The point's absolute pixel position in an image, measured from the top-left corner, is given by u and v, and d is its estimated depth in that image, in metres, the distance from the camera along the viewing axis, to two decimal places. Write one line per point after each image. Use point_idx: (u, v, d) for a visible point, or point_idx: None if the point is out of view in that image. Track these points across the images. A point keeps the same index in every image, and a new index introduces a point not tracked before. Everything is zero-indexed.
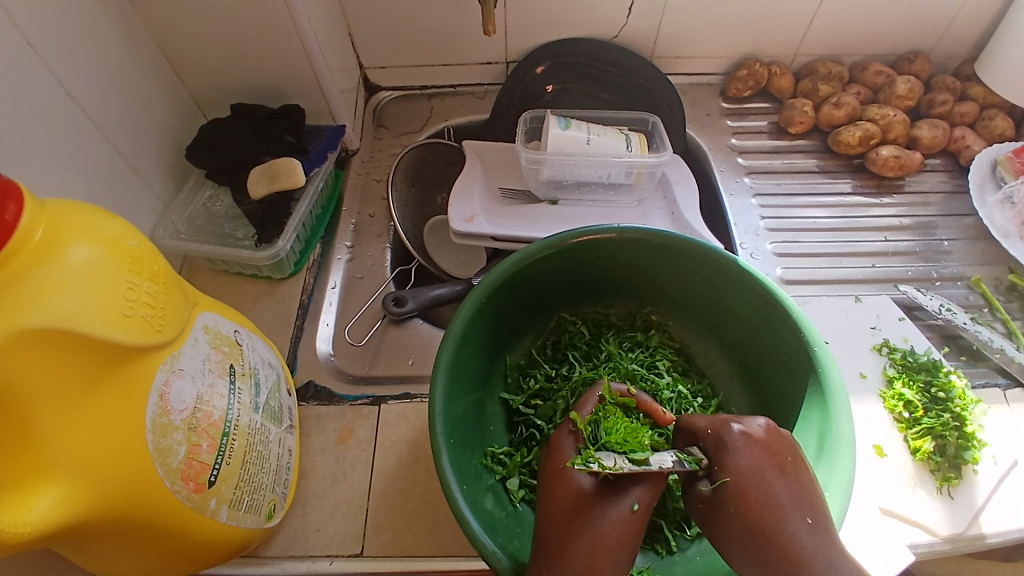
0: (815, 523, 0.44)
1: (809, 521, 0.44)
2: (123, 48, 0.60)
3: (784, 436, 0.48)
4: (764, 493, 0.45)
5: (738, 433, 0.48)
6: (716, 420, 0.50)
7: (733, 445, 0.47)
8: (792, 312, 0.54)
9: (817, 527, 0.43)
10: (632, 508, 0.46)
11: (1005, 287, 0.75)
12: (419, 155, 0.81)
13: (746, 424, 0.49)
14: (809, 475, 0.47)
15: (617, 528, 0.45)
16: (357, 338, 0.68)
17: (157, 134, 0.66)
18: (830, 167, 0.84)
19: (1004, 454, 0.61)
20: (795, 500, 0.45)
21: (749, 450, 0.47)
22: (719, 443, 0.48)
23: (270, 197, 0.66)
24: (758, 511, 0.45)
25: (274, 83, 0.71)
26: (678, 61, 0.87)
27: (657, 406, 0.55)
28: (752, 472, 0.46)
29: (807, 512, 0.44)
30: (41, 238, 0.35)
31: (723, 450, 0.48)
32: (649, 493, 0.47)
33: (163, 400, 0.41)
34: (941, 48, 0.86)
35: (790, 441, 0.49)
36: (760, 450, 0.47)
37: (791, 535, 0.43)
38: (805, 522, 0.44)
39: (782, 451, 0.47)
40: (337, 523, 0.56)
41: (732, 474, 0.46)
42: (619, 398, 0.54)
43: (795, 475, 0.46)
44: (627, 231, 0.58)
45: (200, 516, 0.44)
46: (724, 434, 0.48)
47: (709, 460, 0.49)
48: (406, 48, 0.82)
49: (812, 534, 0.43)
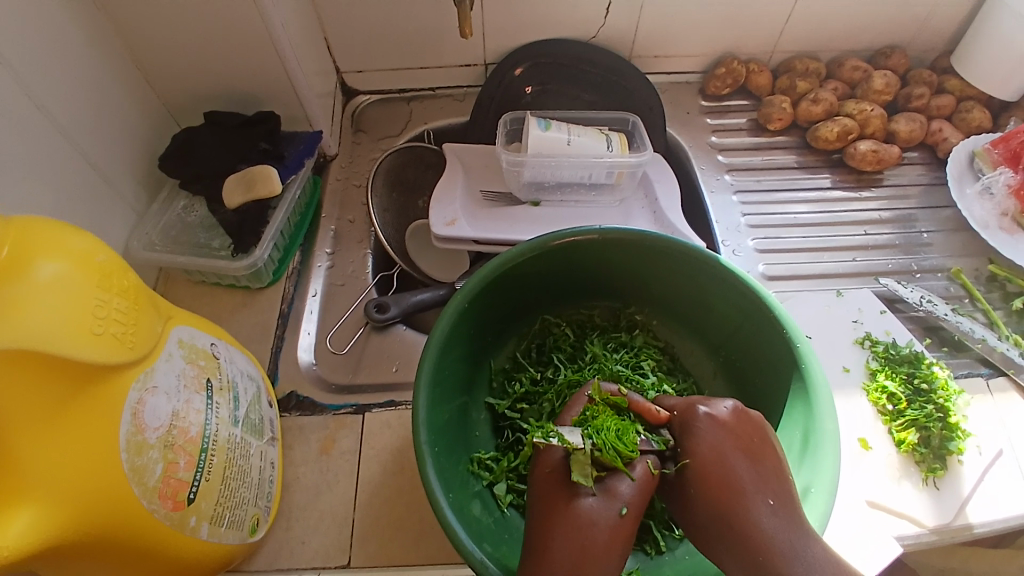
0: (777, 505, 0.46)
1: (770, 503, 0.46)
2: (91, 56, 0.59)
3: (753, 418, 0.50)
4: (723, 475, 0.47)
5: (704, 416, 0.50)
6: (685, 404, 0.52)
7: (698, 428, 0.50)
8: (774, 310, 0.54)
9: (778, 508, 0.45)
10: (622, 512, 0.46)
11: (985, 277, 0.76)
12: (399, 159, 0.80)
13: (712, 407, 0.51)
14: (776, 458, 0.48)
15: (606, 533, 0.45)
16: (339, 346, 0.67)
17: (128, 143, 0.65)
18: (810, 163, 0.84)
19: (988, 444, 0.61)
20: (759, 484, 0.46)
21: (714, 433, 0.49)
22: (686, 425, 0.50)
23: (246, 206, 0.65)
24: (717, 492, 0.47)
25: (249, 90, 0.69)
26: (657, 59, 0.87)
27: (649, 406, 0.52)
28: (716, 454, 0.48)
29: (769, 494, 0.46)
30: (7, 256, 0.34)
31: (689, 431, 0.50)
32: (637, 495, 0.47)
33: (137, 418, 0.40)
34: (917, 41, 0.87)
35: (759, 425, 0.50)
36: (726, 433, 0.49)
37: (755, 518, 0.45)
38: (767, 504, 0.46)
39: (749, 435, 0.49)
40: (323, 535, 0.55)
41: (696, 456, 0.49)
42: (609, 398, 0.52)
43: (760, 458, 0.48)
44: (608, 232, 0.58)
45: (180, 535, 0.43)
46: (692, 415, 0.51)
47: (676, 441, 0.51)
48: (383, 51, 0.81)
49: (774, 516, 0.45)
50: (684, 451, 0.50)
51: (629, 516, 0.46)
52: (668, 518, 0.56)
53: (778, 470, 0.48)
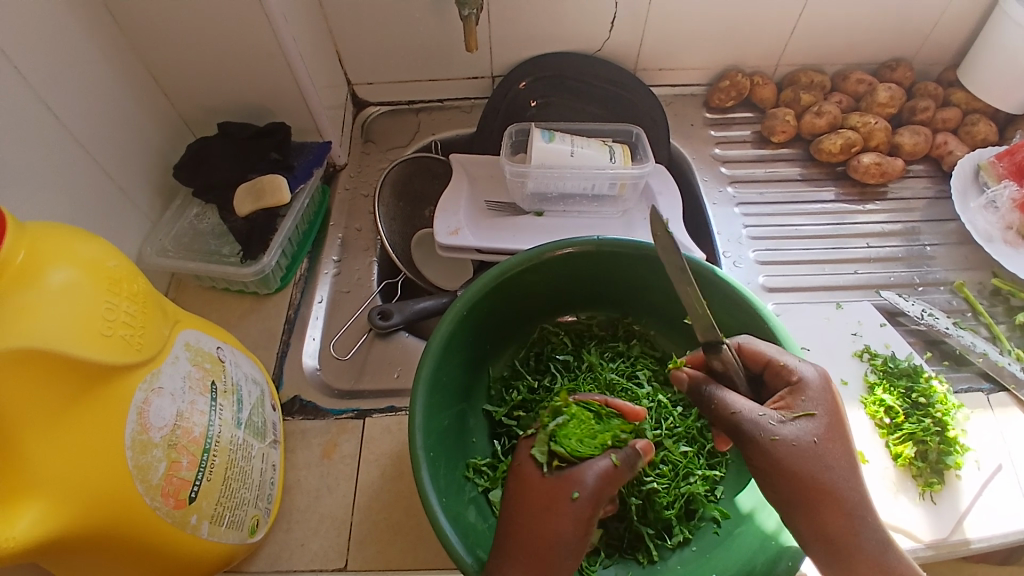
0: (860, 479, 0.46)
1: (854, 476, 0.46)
2: (109, 70, 0.62)
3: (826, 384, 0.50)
4: (838, 436, 0.46)
5: (812, 369, 0.49)
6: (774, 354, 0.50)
7: (816, 393, 0.47)
8: (767, 321, 0.55)
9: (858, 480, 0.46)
10: (575, 496, 0.46)
11: (989, 291, 0.75)
12: (407, 169, 0.82)
13: (815, 374, 0.48)
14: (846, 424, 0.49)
15: (564, 517, 0.46)
16: (342, 352, 0.69)
17: (144, 154, 0.67)
18: (814, 176, 0.85)
19: (987, 459, 0.61)
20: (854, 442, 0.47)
21: (824, 397, 0.47)
22: (804, 389, 0.48)
23: (256, 214, 0.68)
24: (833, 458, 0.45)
25: (260, 102, 0.72)
26: (661, 72, 0.88)
27: (626, 402, 0.54)
28: (834, 418, 0.47)
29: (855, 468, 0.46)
30: (21, 262, 0.36)
31: (804, 385, 0.48)
32: (594, 482, 0.47)
33: (142, 418, 0.42)
34: (923, 54, 0.87)
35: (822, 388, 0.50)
36: (828, 389, 0.48)
37: (847, 488, 0.45)
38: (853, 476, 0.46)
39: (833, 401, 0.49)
40: (322, 537, 0.57)
41: (824, 413, 0.47)
42: (585, 402, 0.54)
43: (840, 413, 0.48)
44: (605, 243, 0.59)
45: (181, 532, 0.45)
46: (803, 373, 0.48)
47: (794, 399, 0.47)
48: (392, 64, 0.84)
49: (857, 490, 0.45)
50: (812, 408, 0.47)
51: (588, 499, 0.46)
52: (661, 526, 0.56)
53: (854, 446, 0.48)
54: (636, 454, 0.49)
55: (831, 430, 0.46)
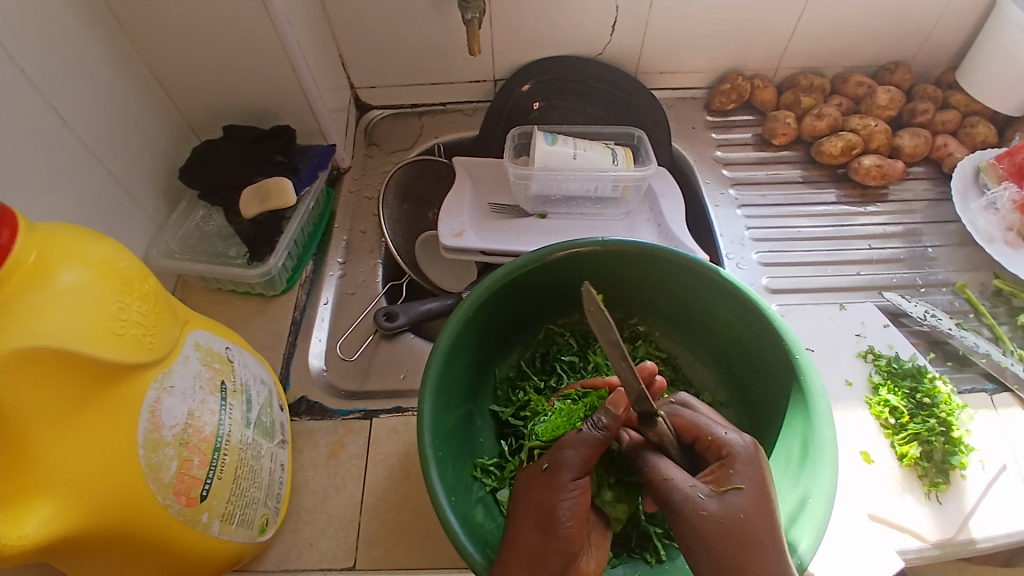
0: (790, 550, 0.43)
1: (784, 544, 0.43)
2: (115, 72, 0.62)
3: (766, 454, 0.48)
4: (767, 506, 0.44)
5: (742, 439, 0.47)
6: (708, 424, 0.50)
7: (742, 462, 0.46)
8: (773, 321, 0.56)
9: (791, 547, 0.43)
10: (543, 467, 0.48)
11: (990, 292, 0.76)
12: (410, 172, 0.82)
13: (746, 441, 0.47)
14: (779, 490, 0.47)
15: (545, 490, 0.47)
16: (349, 353, 0.69)
17: (150, 156, 0.67)
18: (815, 178, 0.85)
19: (992, 459, 0.61)
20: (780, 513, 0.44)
21: (752, 466, 0.45)
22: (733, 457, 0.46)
23: (261, 217, 0.68)
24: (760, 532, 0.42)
25: (265, 105, 0.72)
26: (662, 75, 0.88)
27: (594, 380, 0.59)
28: (761, 487, 0.44)
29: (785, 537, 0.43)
30: (34, 261, 0.36)
31: (732, 457, 0.46)
32: (566, 452, 0.48)
33: (154, 417, 0.42)
34: (922, 57, 0.88)
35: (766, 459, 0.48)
36: (755, 458, 0.46)
37: (776, 565, 0.42)
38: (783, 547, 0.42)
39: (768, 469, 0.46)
40: (330, 537, 0.57)
41: (750, 485, 0.44)
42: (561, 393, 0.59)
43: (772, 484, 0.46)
44: (611, 244, 0.59)
45: (192, 531, 0.45)
46: (732, 442, 0.47)
47: (721, 471, 0.46)
48: (396, 67, 0.84)
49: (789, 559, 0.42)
50: (735, 478, 0.45)
51: (563, 467, 0.47)
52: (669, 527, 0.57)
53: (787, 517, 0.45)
54: (602, 419, 0.49)
55: (760, 500, 0.44)
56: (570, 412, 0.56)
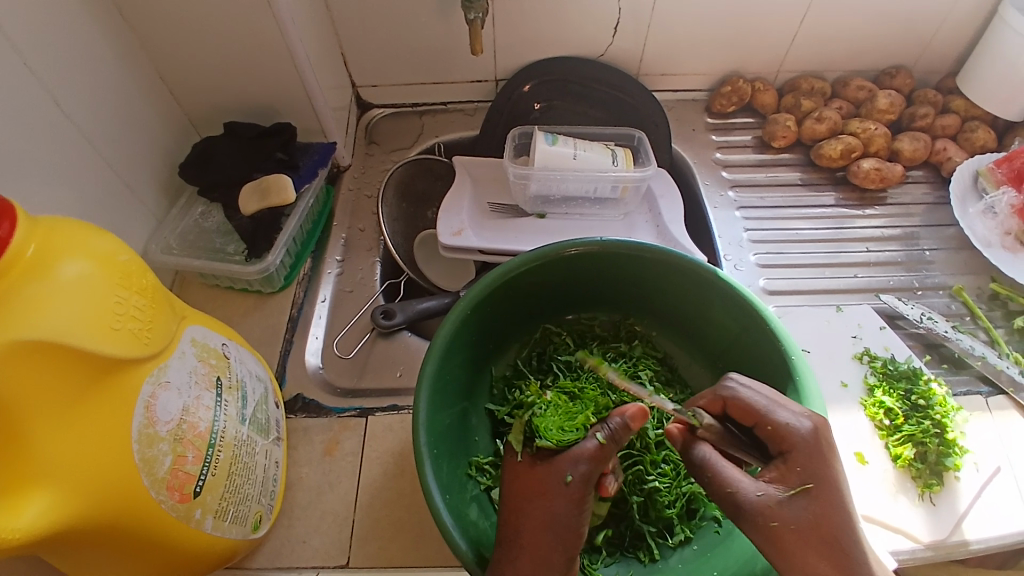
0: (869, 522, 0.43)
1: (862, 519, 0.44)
2: (118, 68, 0.62)
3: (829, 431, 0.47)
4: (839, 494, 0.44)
5: (804, 426, 0.46)
6: (770, 404, 0.48)
7: (807, 455, 0.45)
8: (770, 323, 0.55)
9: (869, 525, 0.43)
10: (568, 480, 0.48)
11: (987, 296, 0.76)
12: (410, 171, 0.83)
13: (807, 420, 0.47)
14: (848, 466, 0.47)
15: (556, 499, 0.48)
16: (345, 351, 0.69)
17: (151, 152, 0.68)
18: (814, 181, 0.85)
19: (986, 461, 0.61)
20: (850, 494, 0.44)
21: (817, 456, 0.45)
22: (795, 447, 0.46)
23: (261, 214, 0.68)
24: (836, 526, 0.43)
25: (266, 102, 0.72)
26: (663, 77, 0.88)
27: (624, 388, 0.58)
28: (832, 480, 0.44)
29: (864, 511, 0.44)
30: (33, 254, 0.36)
31: (799, 449, 0.45)
32: (584, 464, 0.49)
33: (149, 412, 0.42)
34: (923, 62, 0.88)
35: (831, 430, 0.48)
36: (814, 441, 0.46)
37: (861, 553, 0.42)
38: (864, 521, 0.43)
39: (832, 447, 0.46)
40: (323, 534, 0.57)
41: (817, 480, 0.44)
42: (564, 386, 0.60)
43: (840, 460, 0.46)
44: (609, 244, 0.59)
45: (185, 526, 0.45)
46: (795, 432, 0.46)
47: (786, 465, 0.46)
48: (397, 66, 0.84)
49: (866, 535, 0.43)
50: (800, 475, 0.45)
51: (581, 481, 0.48)
52: (663, 526, 0.56)
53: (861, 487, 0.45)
54: (615, 425, 0.50)
55: (833, 492, 0.44)
56: (567, 410, 0.57)
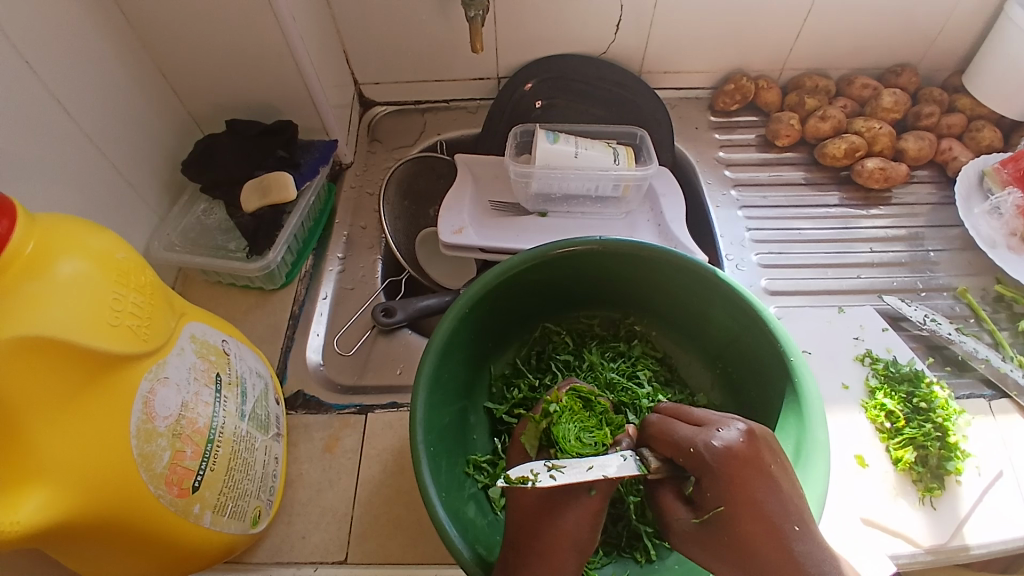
0: (801, 530, 0.43)
1: (796, 528, 0.44)
2: (120, 67, 0.63)
3: (758, 445, 0.46)
4: (758, 510, 0.44)
5: (717, 447, 0.46)
6: (692, 435, 0.47)
7: (716, 474, 0.45)
8: (768, 324, 0.55)
9: (803, 533, 0.43)
10: (592, 493, 0.48)
11: (992, 297, 0.75)
12: (412, 168, 0.83)
13: (724, 436, 0.46)
14: (789, 475, 0.46)
15: (577, 513, 0.48)
16: (345, 348, 0.70)
17: (153, 150, 0.68)
18: (818, 180, 0.85)
19: (988, 465, 0.61)
20: (783, 510, 0.44)
21: (731, 475, 0.45)
22: (703, 468, 0.46)
23: (262, 211, 0.68)
24: (756, 544, 0.43)
25: (268, 101, 0.73)
26: (666, 75, 0.88)
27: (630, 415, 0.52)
28: (743, 499, 0.44)
29: (796, 520, 0.44)
30: (32, 251, 0.37)
31: (711, 472, 0.45)
32: (607, 481, 0.49)
33: (148, 408, 0.42)
34: (929, 60, 0.87)
35: (767, 440, 0.47)
36: (736, 466, 0.45)
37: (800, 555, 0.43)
38: (793, 530, 0.43)
39: (757, 462, 0.45)
40: (323, 530, 0.57)
41: (727, 501, 0.45)
42: (583, 392, 0.56)
43: (775, 478, 0.45)
44: (608, 243, 0.59)
45: (184, 521, 0.45)
46: (705, 454, 0.46)
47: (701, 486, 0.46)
48: (399, 64, 0.84)
49: (801, 541, 0.43)
50: (714, 497, 0.45)
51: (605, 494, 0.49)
52: (660, 526, 0.57)
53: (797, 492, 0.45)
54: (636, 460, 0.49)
55: (747, 510, 0.44)
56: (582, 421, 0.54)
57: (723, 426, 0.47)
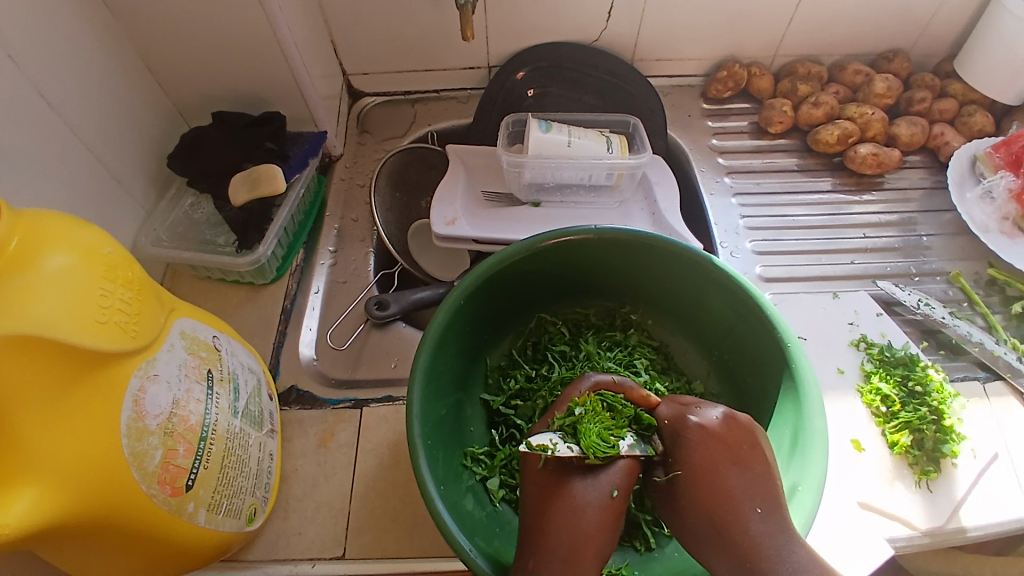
0: (765, 512, 0.47)
1: (759, 510, 0.47)
2: (102, 56, 0.61)
3: (742, 424, 0.51)
4: (719, 482, 0.49)
5: (694, 422, 0.52)
6: (676, 411, 0.53)
7: (688, 439, 0.51)
8: (765, 309, 0.55)
9: (766, 515, 0.47)
10: (613, 494, 0.48)
11: (985, 281, 0.76)
12: (403, 159, 0.82)
13: (702, 416, 0.52)
14: (765, 466, 0.49)
15: (597, 513, 0.47)
16: (339, 342, 0.69)
17: (138, 142, 0.67)
18: (811, 167, 0.85)
19: (983, 447, 0.61)
20: (746, 492, 0.48)
21: (703, 444, 0.50)
22: (676, 435, 0.52)
23: (251, 204, 0.67)
24: (711, 512, 0.48)
25: (256, 91, 0.71)
26: (659, 63, 0.87)
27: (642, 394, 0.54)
28: (703, 466, 0.50)
29: (760, 501, 0.47)
30: (16, 247, 0.35)
31: (683, 443, 0.51)
32: (624, 480, 0.49)
33: (138, 406, 0.42)
34: (921, 45, 0.87)
35: (749, 429, 0.51)
36: (708, 439, 0.50)
37: (758, 531, 0.46)
38: (756, 511, 0.47)
39: (737, 441, 0.50)
40: (319, 526, 0.57)
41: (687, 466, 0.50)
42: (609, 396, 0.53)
43: (746, 462, 0.49)
44: (604, 231, 0.58)
45: (178, 520, 0.45)
46: (686, 425, 0.52)
47: (666, 450, 0.52)
48: (388, 53, 0.83)
49: (763, 522, 0.46)
50: (674, 462, 0.51)
51: (623, 494, 0.49)
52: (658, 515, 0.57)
53: (767, 476, 0.49)
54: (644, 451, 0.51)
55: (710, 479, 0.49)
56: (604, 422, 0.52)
57: (704, 406, 0.53)
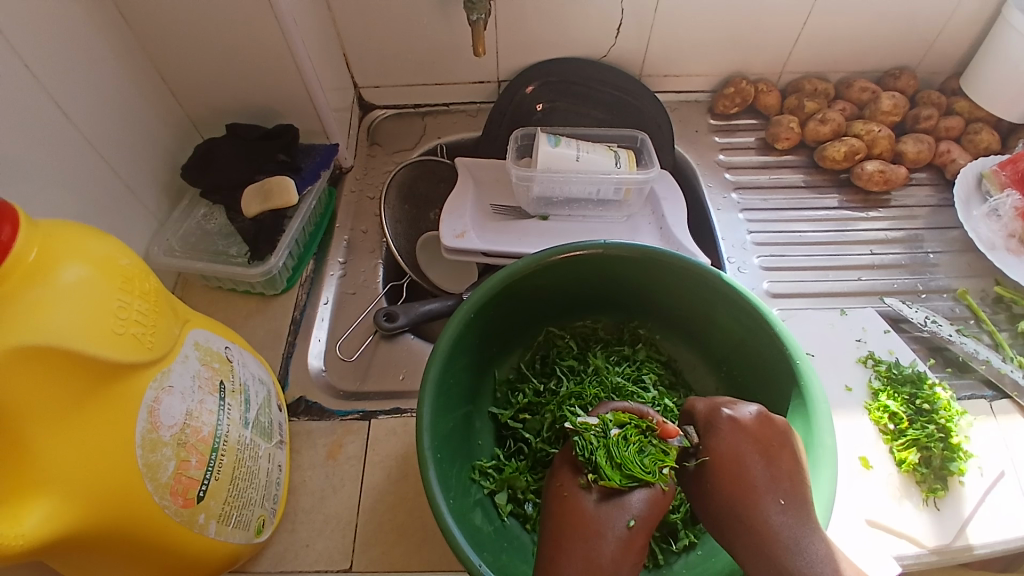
0: (787, 505, 0.47)
1: (781, 502, 0.47)
2: (118, 69, 0.62)
3: (776, 424, 0.51)
4: (743, 476, 0.49)
5: (727, 416, 0.51)
6: (710, 405, 0.53)
7: (720, 429, 0.51)
8: (774, 326, 0.55)
9: (788, 507, 0.47)
10: (630, 524, 0.47)
11: (992, 299, 0.76)
12: (412, 172, 0.82)
13: (736, 409, 0.52)
14: (793, 464, 0.49)
15: (615, 544, 0.46)
16: (348, 353, 0.69)
17: (152, 153, 0.68)
18: (818, 182, 0.85)
19: (990, 465, 0.61)
20: (769, 484, 0.48)
21: (733, 436, 0.50)
22: (709, 425, 0.52)
23: (263, 215, 0.68)
24: (736, 502, 0.48)
25: (268, 104, 0.72)
26: (667, 78, 0.88)
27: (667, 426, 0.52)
28: (732, 459, 0.50)
29: (782, 494, 0.48)
30: (35, 258, 0.36)
31: (714, 436, 0.51)
32: (648, 510, 0.48)
33: (152, 417, 0.42)
34: (927, 63, 0.87)
35: (782, 429, 0.51)
36: (737, 431, 0.50)
37: (775, 518, 0.47)
38: (778, 503, 0.47)
39: (768, 439, 0.50)
40: (327, 538, 0.57)
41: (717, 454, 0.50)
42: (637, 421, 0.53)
43: (772, 458, 0.49)
44: (613, 247, 0.59)
45: (189, 531, 0.45)
46: (719, 419, 0.51)
47: (699, 440, 0.52)
48: (399, 67, 0.84)
49: (784, 513, 0.47)
50: (704, 449, 0.51)
51: (642, 526, 0.48)
52: (666, 531, 0.57)
53: (793, 471, 0.49)
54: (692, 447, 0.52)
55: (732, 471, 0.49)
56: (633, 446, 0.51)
57: (740, 402, 0.53)
